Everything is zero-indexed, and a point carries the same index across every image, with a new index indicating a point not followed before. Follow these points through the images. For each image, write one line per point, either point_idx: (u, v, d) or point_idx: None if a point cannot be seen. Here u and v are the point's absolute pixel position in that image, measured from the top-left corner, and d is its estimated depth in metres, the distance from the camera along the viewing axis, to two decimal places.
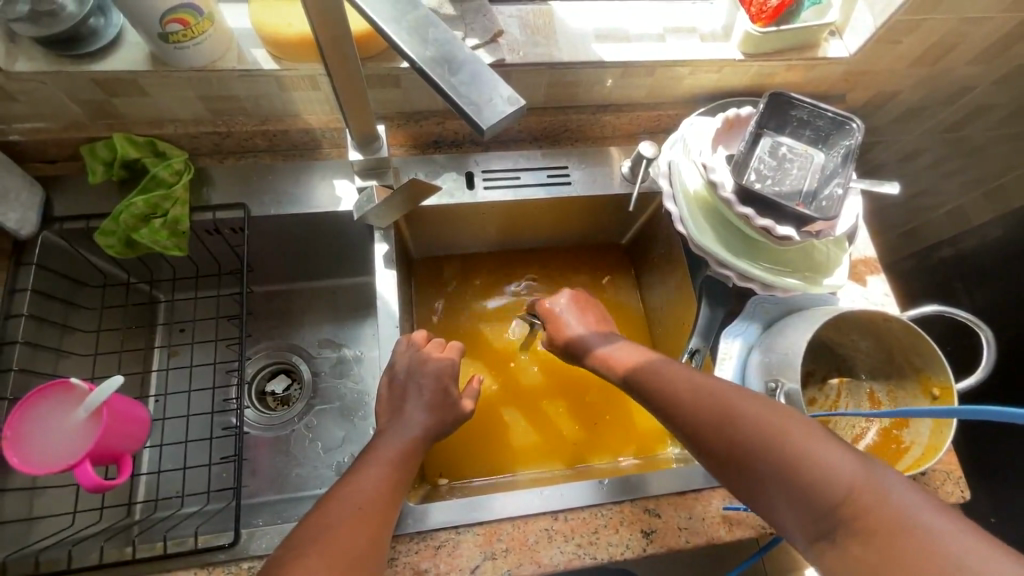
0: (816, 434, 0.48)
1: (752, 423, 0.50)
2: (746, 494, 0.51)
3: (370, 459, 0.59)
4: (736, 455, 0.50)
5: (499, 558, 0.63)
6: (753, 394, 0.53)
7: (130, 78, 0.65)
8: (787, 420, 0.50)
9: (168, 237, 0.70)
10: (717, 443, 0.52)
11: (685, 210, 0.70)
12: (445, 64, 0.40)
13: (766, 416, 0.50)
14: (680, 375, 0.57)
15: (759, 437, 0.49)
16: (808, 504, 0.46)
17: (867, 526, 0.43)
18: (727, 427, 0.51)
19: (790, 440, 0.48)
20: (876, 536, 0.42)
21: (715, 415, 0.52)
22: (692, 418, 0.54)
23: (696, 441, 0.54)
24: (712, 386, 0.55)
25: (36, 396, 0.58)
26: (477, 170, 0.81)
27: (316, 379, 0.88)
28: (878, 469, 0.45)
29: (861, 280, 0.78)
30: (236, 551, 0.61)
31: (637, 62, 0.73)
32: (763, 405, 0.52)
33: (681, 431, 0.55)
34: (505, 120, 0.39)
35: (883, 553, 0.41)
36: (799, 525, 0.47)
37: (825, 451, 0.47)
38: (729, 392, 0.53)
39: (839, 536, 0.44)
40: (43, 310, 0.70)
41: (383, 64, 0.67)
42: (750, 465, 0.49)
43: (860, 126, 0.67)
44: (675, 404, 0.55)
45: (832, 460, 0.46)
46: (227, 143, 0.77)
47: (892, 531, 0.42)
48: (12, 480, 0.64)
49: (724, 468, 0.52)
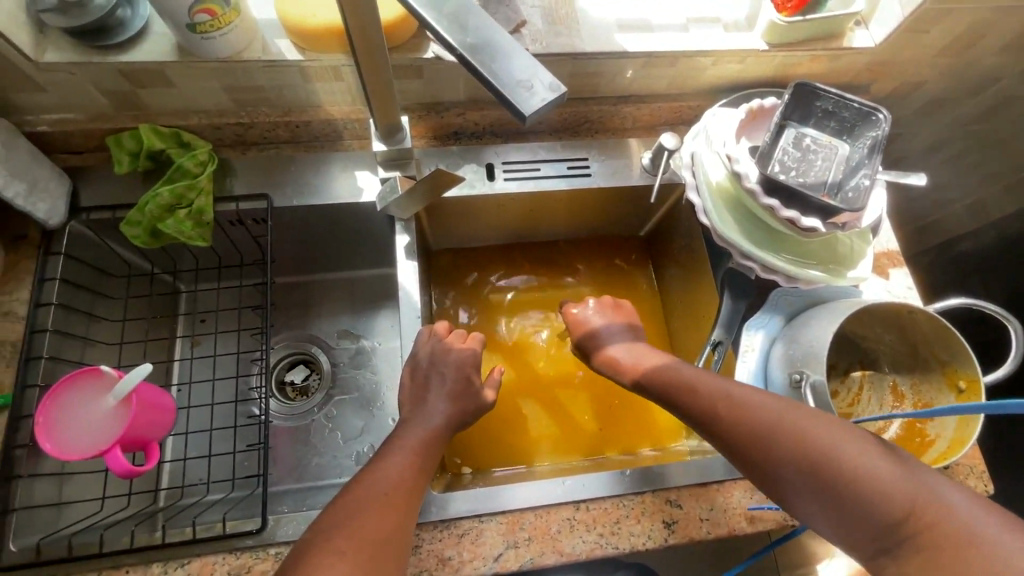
0: (863, 445, 0.49)
1: (796, 436, 0.50)
2: (792, 507, 0.51)
3: (394, 446, 0.59)
4: (780, 470, 0.51)
5: (522, 546, 0.63)
6: (791, 405, 0.53)
7: (157, 69, 0.65)
8: (831, 430, 0.50)
9: (193, 228, 0.71)
10: (762, 458, 0.52)
11: (708, 202, 0.71)
12: (485, 52, 0.40)
13: (809, 427, 0.51)
14: (717, 389, 0.57)
15: (805, 452, 0.49)
16: (860, 518, 0.46)
17: (925, 539, 0.43)
18: (772, 441, 0.51)
19: (837, 452, 0.48)
20: (932, 545, 0.43)
21: (758, 428, 0.53)
22: (732, 433, 0.54)
23: (737, 455, 0.54)
24: (751, 398, 0.55)
25: (67, 383, 0.59)
26: (497, 161, 0.81)
27: (336, 370, 0.89)
28: (924, 474, 0.46)
29: (884, 273, 0.77)
30: (263, 536, 0.62)
31: (660, 52, 0.73)
32: (804, 415, 0.52)
33: (721, 446, 0.55)
34: (543, 108, 0.39)
35: (938, 559, 0.42)
36: (853, 540, 0.47)
37: (874, 462, 0.47)
38: (768, 404, 0.54)
39: (899, 551, 0.44)
40: (71, 299, 0.71)
41: (406, 54, 0.67)
42: (797, 481, 0.50)
43: (886, 117, 0.66)
44: (715, 418, 0.56)
45: (882, 471, 0.47)
46: (249, 134, 0.77)
47: (952, 543, 0.42)
48: (42, 465, 0.65)
49: (771, 482, 0.52)
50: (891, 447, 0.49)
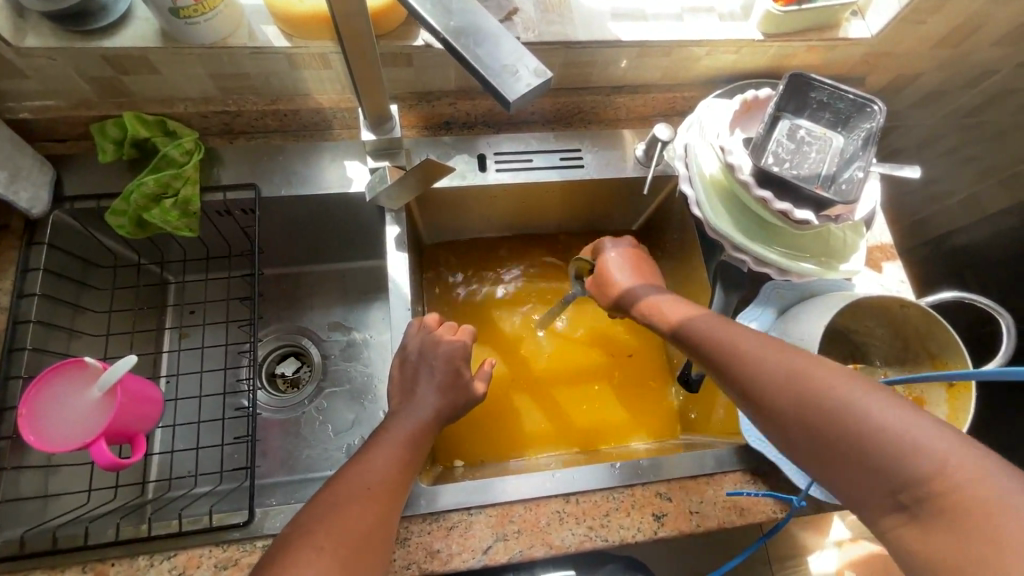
0: (894, 404, 0.45)
1: (819, 390, 0.48)
2: (806, 465, 0.49)
3: (382, 439, 0.59)
4: (802, 423, 0.49)
5: (511, 539, 0.63)
6: (822, 361, 0.51)
7: (140, 55, 0.64)
8: (858, 386, 0.47)
9: (178, 218, 0.70)
10: (785, 410, 0.50)
11: (701, 194, 0.70)
12: (470, 36, 0.39)
13: (840, 383, 0.48)
14: (746, 341, 0.55)
15: (827, 405, 0.47)
16: (882, 478, 0.43)
17: (949, 504, 0.40)
18: (794, 393, 0.50)
19: (860, 407, 0.46)
20: (957, 512, 0.39)
21: (785, 380, 0.50)
22: (751, 383, 0.53)
23: (762, 408, 0.52)
24: (777, 351, 0.53)
25: (51, 374, 0.58)
26: (489, 152, 0.80)
27: (326, 362, 0.88)
28: (967, 442, 0.42)
29: (877, 267, 0.77)
30: (251, 529, 0.61)
31: (655, 41, 0.72)
32: (832, 371, 0.49)
33: (744, 398, 0.54)
34: (531, 93, 0.38)
35: (963, 526, 0.39)
36: (874, 501, 0.44)
37: (907, 422, 0.44)
38: (799, 360, 0.51)
39: (919, 514, 0.41)
40: (56, 290, 0.70)
41: (395, 42, 0.66)
42: (817, 437, 0.47)
43: (881, 108, 0.66)
44: (737, 368, 0.54)
45: (911, 431, 0.43)
46: (236, 123, 0.76)
47: (980, 508, 0.39)
48: (27, 456, 0.65)
49: (786, 437, 0.50)
50: (928, 412, 0.45)
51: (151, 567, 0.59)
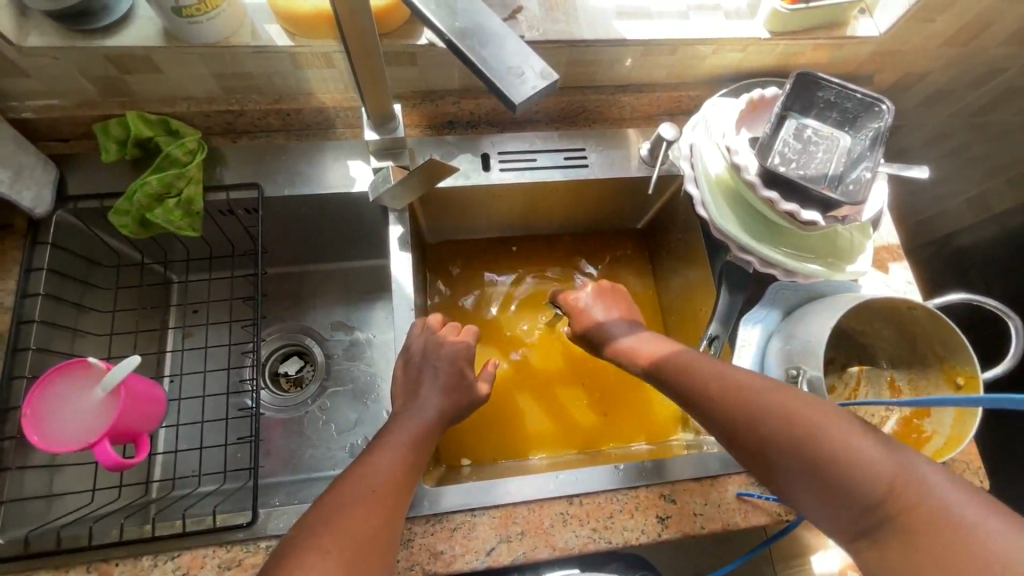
0: (852, 428, 0.48)
1: (785, 418, 0.51)
2: (774, 488, 0.52)
3: (386, 441, 0.59)
4: (767, 454, 0.51)
5: (514, 541, 0.63)
6: (784, 389, 0.53)
7: (143, 54, 0.63)
8: (819, 413, 0.50)
9: (182, 218, 0.70)
10: (750, 440, 0.52)
11: (706, 194, 0.69)
12: (475, 37, 0.39)
13: (797, 412, 0.50)
14: (711, 371, 0.57)
15: (788, 433, 0.50)
16: (843, 502, 0.47)
17: (903, 522, 0.44)
18: (762, 422, 0.52)
19: (823, 434, 0.48)
20: (913, 529, 0.43)
21: (748, 411, 0.53)
22: (719, 413, 0.54)
23: (729, 438, 0.54)
24: (744, 379, 0.55)
25: (54, 374, 0.58)
26: (492, 152, 0.79)
27: (330, 362, 0.88)
28: (916, 459, 0.46)
29: (884, 268, 0.76)
30: (255, 530, 0.61)
31: (660, 40, 0.71)
32: (795, 398, 0.52)
33: (712, 427, 0.56)
34: (537, 96, 0.38)
35: (918, 542, 0.43)
36: (837, 522, 0.48)
37: (860, 444, 0.47)
38: (759, 389, 0.54)
39: (878, 533, 0.45)
40: (60, 290, 0.70)
41: (399, 40, 0.66)
42: (782, 464, 0.50)
43: (889, 107, 0.65)
44: (705, 400, 0.56)
45: (869, 454, 0.46)
46: (240, 122, 0.76)
47: (932, 526, 0.43)
48: (31, 456, 0.65)
49: (753, 463, 0.53)
50: (883, 434, 0.48)
51: (156, 567, 0.59)
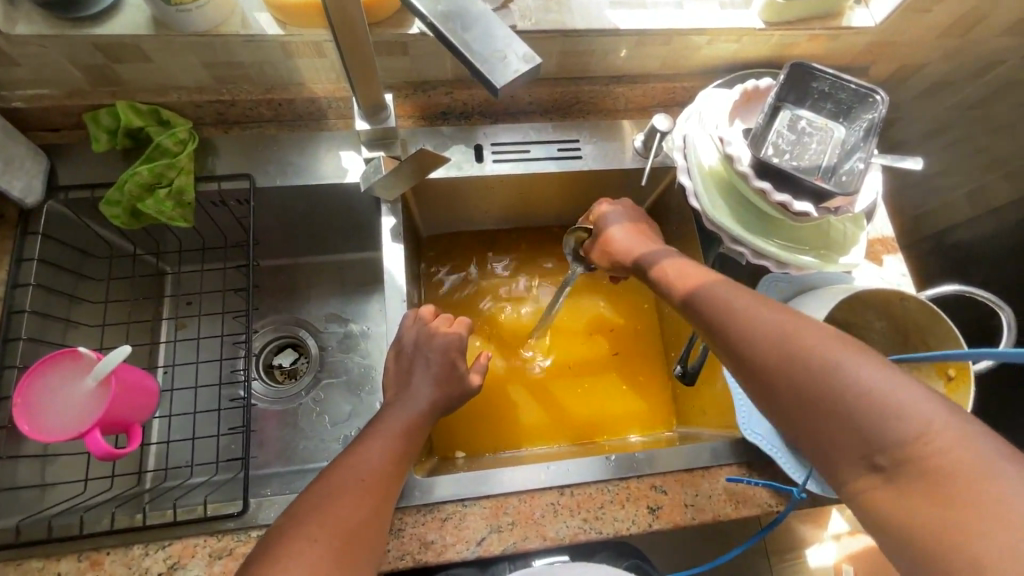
0: (891, 371, 0.43)
1: (813, 351, 0.46)
2: (787, 428, 0.47)
3: (375, 431, 0.59)
4: (789, 384, 0.46)
5: (505, 531, 0.63)
6: (821, 325, 0.48)
7: (133, 43, 0.63)
8: (854, 350, 0.45)
9: (174, 208, 0.69)
10: (773, 368, 0.48)
11: (699, 185, 0.69)
12: (458, 20, 0.39)
13: (832, 344, 0.46)
14: (741, 299, 0.53)
15: (818, 362, 0.45)
16: (864, 439, 0.42)
17: (932, 468, 0.39)
18: (787, 353, 0.47)
19: (856, 371, 0.43)
20: (941, 475, 0.38)
21: (778, 337, 0.48)
22: (743, 340, 0.50)
23: (750, 366, 0.50)
24: (774, 312, 0.51)
25: (45, 364, 0.58)
26: (486, 143, 0.79)
27: (324, 354, 0.88)
28: (959, 411, 0.41)
29: (877, 260, 0.76)
30: (246, 519, 0.61)
31: (654, 30, 0.71)
32: (828, 334, 0.47)
33: (733, 355, 0.51)
34: (519, 80, 0.38)
35: (945, 490, 0.38)
36: (849, 462, 0.43)
37: (898, 384, 0.42)
38: (794, 319, 0.49)
39: (898, 476, 0.40)
40: (51, 280, 0.70)
41: (391, 29, 0.65)
42: (802, 395, 0.45)
43: (883, 98, 0.65)
44: (729, 330, 0.52)
45: (906, 396, 0.41)
46: (231, 112, 0.75)
47: (966, 477, 0.37)
48: (23, 447, 0.65)
49: (770, 393, 0.48)
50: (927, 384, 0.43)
51: (147, 556, 0.59)
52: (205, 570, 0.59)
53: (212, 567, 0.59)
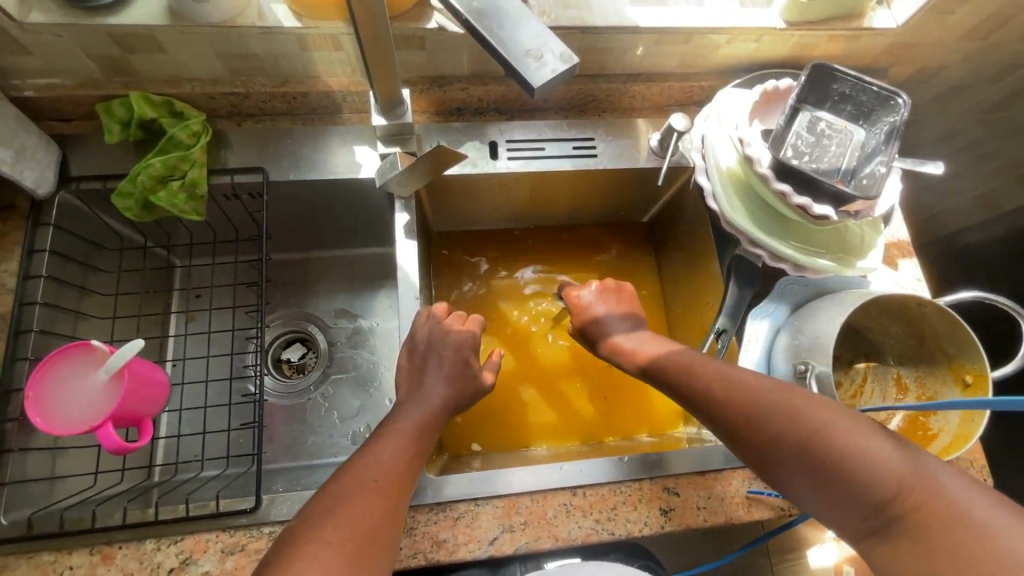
0: (859, 426, 0.48)
1: (790, 417, 0.51)
2: (781, 488, 0.52)
3: (388, 430, 0.58)
4: (770, 452, 0.51)
5: (517, 531, 0.63)
6: (792, 389, 0.53)
7: (147, 33, 0.62)
8: (823, 410, 0.50)
9: (186, 201, 0.69)
10: (753, 438, 0.52)
11: (717, 186, 0.69)
12: (492, 18, 0.40)
13: (802, 408, 0.51)
14: (712, 369, 0.58)
15: (793, 428, 0.50)
16: (850, 499, 0.46)
17: (915, 520, 0.43)
18: (767, 420, 0.52)
19: (832, 432, 0.48)
20: (924, 526, 0.43)
21: (751, 407, 0.53)
22: (721, 415, 0.55)
23: (732, 437, 0.54)
24: (747, 379, 0.55)
25: (57, 356, 0.57)
26: (500, 140, 0.78)
27: (333, 349, 0.88)
28: (925, 458, 0.46)
29: (894, 264, 0.75)
30: (258, 515, 0.61)
31: (674, 27, 0.70)
32: (798, 398, 0.52)
33: (713, 426, 0.56)
34: (556, 79, 0.39)
35: (929, 540, 0.42)
36: (843, 520, 0.47)
37: (866, 440, 0.47)
38: (760, 386, 0.54)
39: (888, 531, 0.45)
40: (62, 272, 0.70)
41: (408, 24, 0.65)
42: (786, 464, 0.50)
43: (906, 101, 0.63)
44: (708, 401, 0.56)
45: (875, 452, 0.46)
46: (245, 105, 0.75)
47: (941, 522, 0.42)
48: (34, 439, 0.65)
49: (757, 460, 0.53)
50: (892, 432, 0.48)
51: (158, 551, 0.59)
52: (217, 565, 0.59)
53: (224, 563, 0.59)
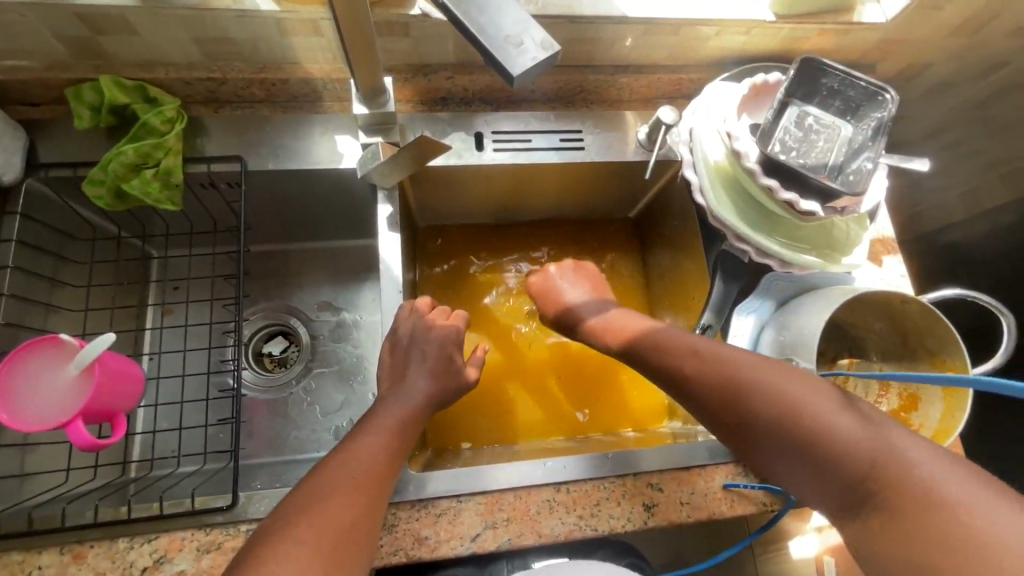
0: (834, 404, 0.48)
1: (766, 393, 0.51)
2: (759, 463, 0.52)
3: (369, 425, 0.57)
4: (748, 429, 0.51)
5: (500, 527, 0.62)
6: (768, 365, 0.53)
7: (117, 14, 0.60)
8: (800, 387, 0.50)
9: (161, 190, 0.67)
10: (730, 415, 0.52)
11: (705, 181, 0.68)
12: (473, 5, 0.39)
13: (778, 385, 0.51)
14: (690, 347, 0.57)
15: (772, 406, 0.50)
16: (830, 477, 0.47)
17: (890, 498, 0.43)
18: (742, 396, 0.52)
19: (806, 408, 0.48)
20: (896, 504, 0.42)
21: (729, 384, 0.53)
22: (700, 393, 0.54)
23: (708, 413, 0.54)
24: (722, 355, 0.55)
25: (25, 351, 0.55)
26: (486, 130, 0.77)
27: (315, 342, 0.86)
28: (900, 435, 0.45)
29: (878, 260, 0.76)
30: (234, 513, 0.60)
31: (662, 18, 0.69)
32: (770, 371, 0.52)
33: (691, 404, 0.56)
34: (538, 67, 0.38)
35: (900, 518, 0.42)
36: (823, 496, 0.48)
37: (844, 420, 0.47)
38: (737, 363, 0.54)
39: (864, 509, 0.44)
40: (30, 263, 0.67)
41: (390, 10, 0.63)
42: (763, 442, 0.50)
43: (894, 97, 0.64)
44: (684, 380, 0.56)
45: (852, 431, 0.46)
46: (222, 91, 0.72)
47: (911, 501, 0.42)
48: (1, 435, 0.63)
49: (737, 438, 0.53)
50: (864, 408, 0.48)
51: (132, 549, 0.58)
52: (193, 565, 0.58)
53: (199, 562, 0.58)
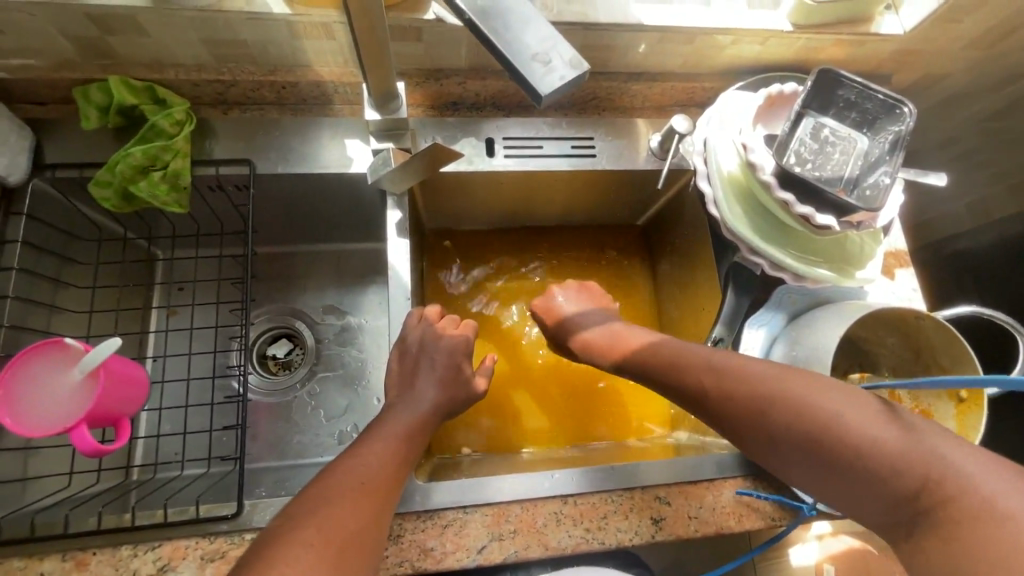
0: (868, 415, 0.47)
1: (791, 407, 0.50)
2: (797, 479, 0.51)
3: (377, 435, 0.57)
4: (781, 447, 0.50)
5: (506, 539, 0.62)
6: (796, 379, 0.52)
7: (128, 14, 0.59)
8: (829, 399, 0.49)
9: (169, 192, 0.66)
10: (761, 433, 0.52)
11: (719, 192, 0.67)
12: (497, 18, 0.38)
13: (807, 399, 0.50)
14: (711, 363, 0.56)
15: (803, 422, 0.49)
16: (873, 492, 0.45)
17: (940, 512, 0.41)
18: (766, 410, 0.51)
19: (835, 420, 0.47)
20: (947, 517, 0.41)
21: (756, 400, 0.52)
22: (729, 411, 0.54)
23: (739, 432, 0.53)
24: (744, 370, 0.54)
25: (29, 354, 0.54)
26: (497, 136, 0.76)
27: (320, 346, 0.86)
28: (940, 442, 0.44)
29: (890, 274, 0.75)
30: (239, 522, 0.59)
31: (678, 26, 0.68)
32: (797, 383, 0.51)
33: (720, 423, 0.55)
34: (564, 86, 0.37)
35: (953, 532, 0.40)
36: (868, 512, 0.46)
37: (880, 431, 0.46)
38: (763, 378, 0.53)
39: (912, 524, 0.43)
40: (36, 264, 0.67)
41: (404, 14, 0.62)
42: (799, 459, 0.49)
43: (912, 110, 0.63)
44: (710, 398, 0.55)
45: (889, 442, 0.45)
46: (231, 92, 0.72)
47: (963, 514, 0.40)
48: (4, 438, 0.62)
49: (771, 456, 0.52)
50: (899, 414, 0.47)
51: (135, 557, 0.57)
52: (196, 573, 0.57)
53: (203, 571, 0.57)
